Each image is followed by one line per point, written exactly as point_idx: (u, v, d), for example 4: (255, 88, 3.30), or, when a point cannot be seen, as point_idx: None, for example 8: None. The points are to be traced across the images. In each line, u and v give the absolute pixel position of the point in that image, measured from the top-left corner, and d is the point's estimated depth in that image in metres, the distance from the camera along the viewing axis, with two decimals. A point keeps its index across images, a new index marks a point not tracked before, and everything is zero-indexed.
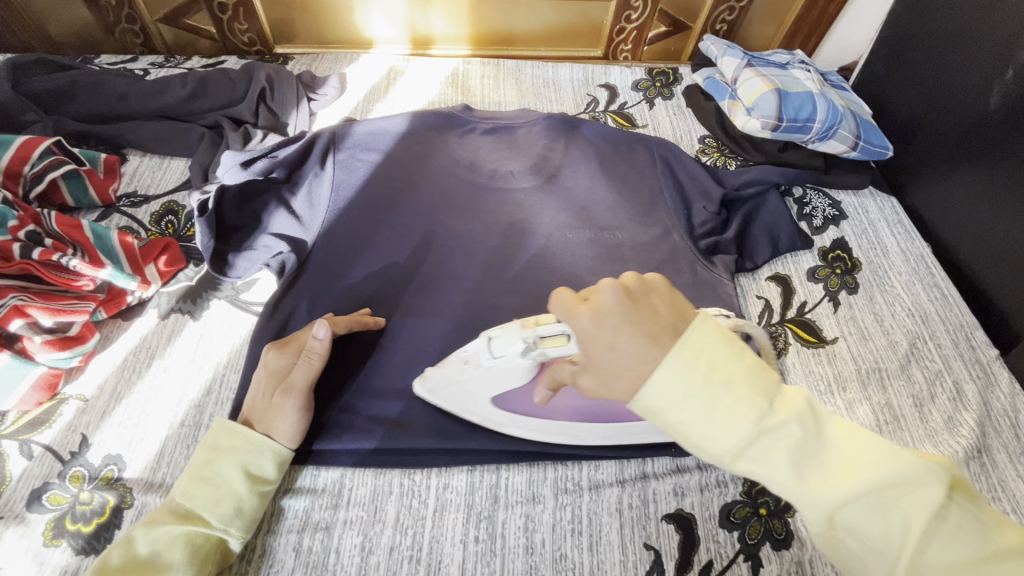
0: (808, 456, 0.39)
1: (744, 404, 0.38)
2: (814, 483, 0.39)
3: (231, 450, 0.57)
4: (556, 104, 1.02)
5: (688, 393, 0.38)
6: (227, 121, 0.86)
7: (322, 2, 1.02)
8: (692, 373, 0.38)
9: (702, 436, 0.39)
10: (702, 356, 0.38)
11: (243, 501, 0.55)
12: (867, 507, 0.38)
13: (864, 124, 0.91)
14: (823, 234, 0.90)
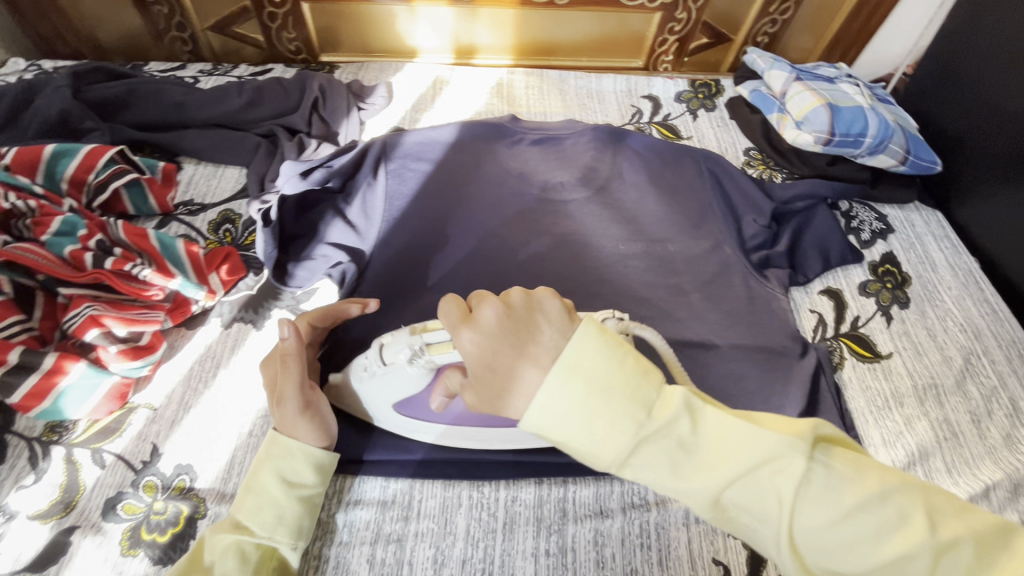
0: (681, 450, 0.38)
1: (620, 411, 0.36)
2: (692, 477, 0.38)
3: (266, 458, 0.56)
4: (601, 115, 1.03)
5: (569, 410, 0.36)
6: (282, 130, 0.87)
7: (370, 13, 1.02)
8: (573, 386, 0.36)
9: (588, 453, 0.37)
10: (581, 372, 0.37)
11: (284, 508, 0.54)
12: (754, 485, 0.37)
13: (913, 138, 0.92)
14: (872, 248, 0.90)
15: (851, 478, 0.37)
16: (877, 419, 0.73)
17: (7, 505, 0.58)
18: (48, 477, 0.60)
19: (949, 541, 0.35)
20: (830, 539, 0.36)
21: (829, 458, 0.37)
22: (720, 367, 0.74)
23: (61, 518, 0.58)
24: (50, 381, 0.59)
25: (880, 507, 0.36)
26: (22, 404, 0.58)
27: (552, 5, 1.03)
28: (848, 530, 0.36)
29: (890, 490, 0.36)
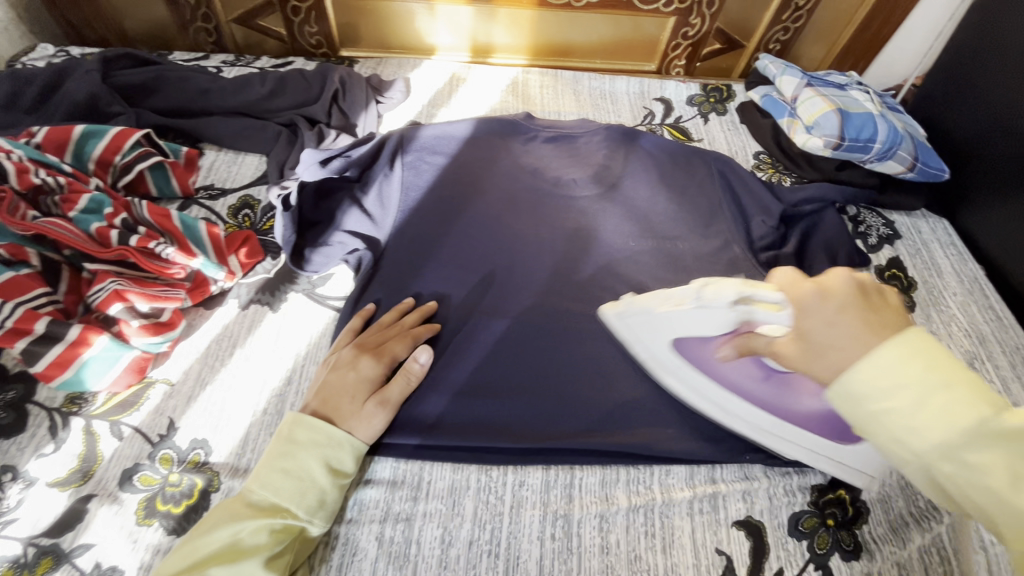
0: (954, 453, 0.39)
1: (964, 403, 0.39)
2: (998, 485, 0.38)
3: (310, 444, 0.58)
4: (614, 115, 1.05)
5: (902, 381, 0.40)
6: (302, 120, 0.89)
7: (390, 10, 1.05)
8: (909, 363, 0.40)
9: (905, 429, 0.40)
10: (915, 358, 0.40)
11: (326, 493, 0.58)
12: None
13: (922, 146, 0.93)
14: (878, 252, 0.91)
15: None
16: None
17: (26, 472, 0.60)
18: (67, 447, 0.62)
19: None
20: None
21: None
22: None
23: (79, 487, 0.59)
24: (74, 352, 0.60)
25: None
26: (46, 373, 0.60)
27: (569, 6, 1.05)
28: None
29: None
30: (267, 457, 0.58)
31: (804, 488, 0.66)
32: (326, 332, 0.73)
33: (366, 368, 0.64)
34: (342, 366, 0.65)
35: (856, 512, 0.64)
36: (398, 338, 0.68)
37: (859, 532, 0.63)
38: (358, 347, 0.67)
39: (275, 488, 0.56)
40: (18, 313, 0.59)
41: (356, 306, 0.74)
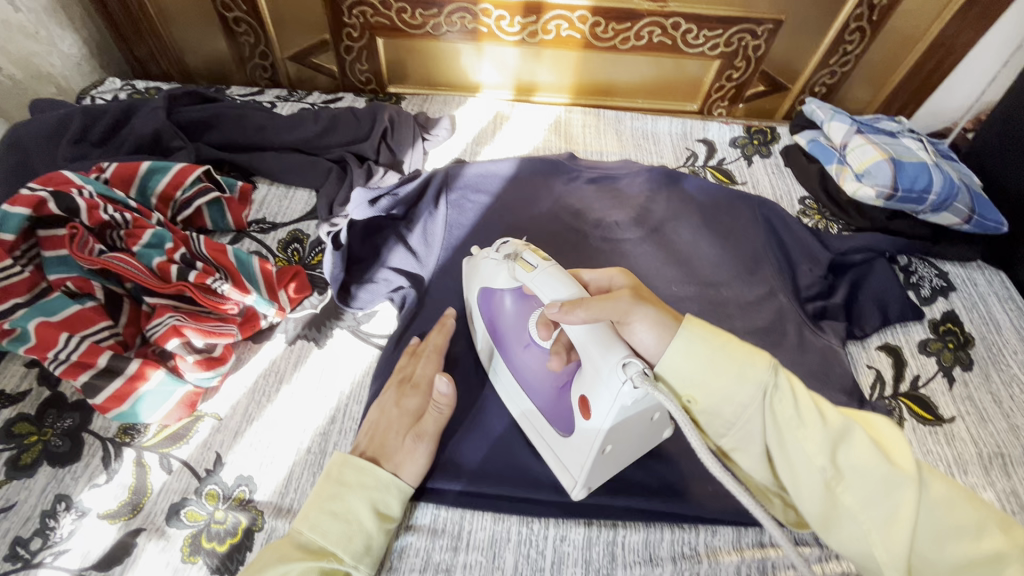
0: (795, 417, 0.46)
1: (739, 374, 0.47)
2: (797, 441, 0.45)
3: (360, 486, 0.57)
4: (656, 156, 1.05)
5: (705, 353, 0.48)
6: (352, 157, 0.91)
7: (438, 49, 1.07)
8: (710, 353, 0.48)
9: (720, 393, 0.47)
10: (713, 335, 0.49)
11: (373, 539, 0.55)
12: (862, 472, 0.44)
13: (978, 197, 0.90)
14: (932, 305, 0.88)
15: (953, 505, 0.44)
16: None
17: (79, 502, 0.61)
18: (118, 478, 0.63)
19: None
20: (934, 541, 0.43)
21: (937, 481, 0.44)
22: None
23: (128, 520, 0.60)
24: (132, 386, 0.62)
25: (986, 535, 0.42)
26: (103, 405, 0.61)
27: (614, 49, 1.06)
28: (951, 540, 0.43)
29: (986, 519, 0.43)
30: (313, 497, 0.56)
31: None
32: (369, 370, 0.73)
33: (410, 403, 0.64)
34: (387, 405, 0.65)
35: None
36: (427, 360, 0.69)
37: None
38: (399, 382, 0.67)
39: (325, 530, 0.54)
40: (82, 347, 0.62)
41: (395, 343, 0.74)
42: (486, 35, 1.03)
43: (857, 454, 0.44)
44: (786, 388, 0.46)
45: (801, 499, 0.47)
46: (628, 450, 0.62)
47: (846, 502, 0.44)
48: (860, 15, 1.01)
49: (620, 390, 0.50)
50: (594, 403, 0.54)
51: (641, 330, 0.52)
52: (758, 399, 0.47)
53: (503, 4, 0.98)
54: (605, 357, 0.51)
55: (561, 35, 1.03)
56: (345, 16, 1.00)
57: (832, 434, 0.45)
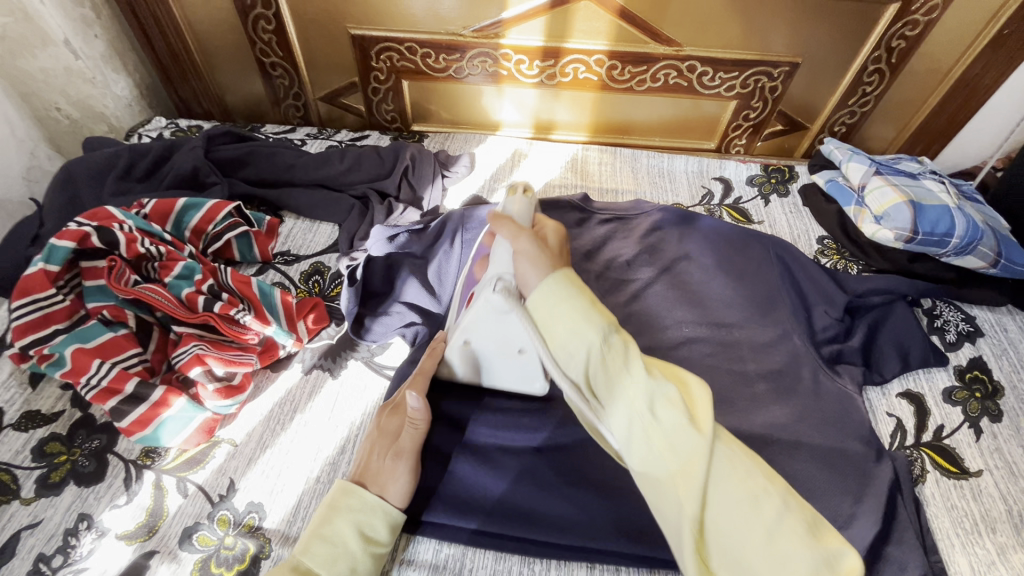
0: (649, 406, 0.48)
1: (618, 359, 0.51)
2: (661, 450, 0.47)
3: (345, 509, 0.58)
4: (671, 195, 1.06)
5: (570, 319, 0.53)
6: (374, 193, 0.95)
7: (461, 90, 1.11)
8: (573, 312, 0.53)
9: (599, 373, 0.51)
10: (585, 297, 0.55)
11: (358, 562, 0.56)
12: (681, 435, 0.47)
13: (1004, 241, 0.88)
14: (957, 351, 0.85)
15: (740, 472, 0.47)
16: (965, 545, 0.66)
17: (100, 522, 0.64)
18: (137, 500, 0.66)
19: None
20: (729, 519, 0.44)
21: (731, 453, 0.47)
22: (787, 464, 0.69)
23: (143, 542, 0.62)
24: (155, 411, 0.65)
25: (780, 518, 0.44)
26: (128, 429, 0.64)
27: (630, 90, 1.09)
28: (739, 513, 0.44)
29: (782, 495, 0.45)
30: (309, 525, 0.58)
31: None
32: (379, 402, 0.75)
33: (384, 422, 0.66)
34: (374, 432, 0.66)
35: None
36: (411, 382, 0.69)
37: None
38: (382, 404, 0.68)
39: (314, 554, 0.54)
40: (112, 373, 0.65)
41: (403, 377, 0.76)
42: (505, 78, 1.08)
43: (677, 413, 0.47)
44: (620, 345, 0.51)
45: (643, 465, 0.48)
46: (507, 376, 0.70)
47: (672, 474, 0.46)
48: (878, 57, 1.02)
49: (487, 289, 0.61)
50: (476, 299, 0.63)
51: (520, 256, 0.60)
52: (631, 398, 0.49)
53: (522, 49, 1.02)
54: (498, 267, 0.62)
55: (579, 78, 1.07)
56: (374, 61, 1.06)
57: (669, 414, 0.48)
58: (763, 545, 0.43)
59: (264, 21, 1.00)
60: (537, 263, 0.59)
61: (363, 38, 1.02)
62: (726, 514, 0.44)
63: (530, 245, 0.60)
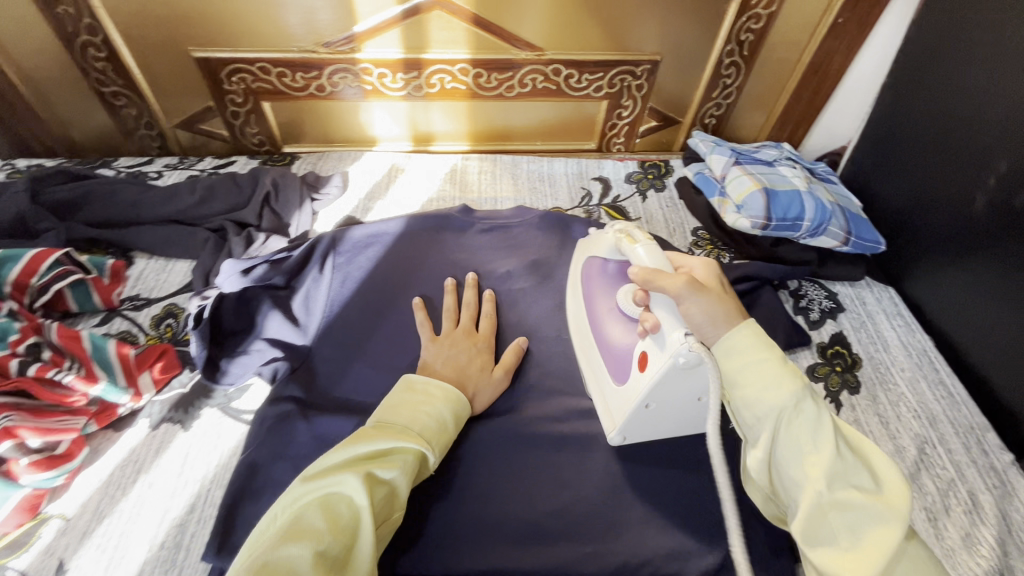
0: (837, 476, 0.47)
1: (813, 423, 0.48)
2: (834, 525, 0.46)
3: (445, 396, 0.63)
4: (550, 199, 1.06)
5: (759, 360, 0.51)
6: (232, 225, 0.90)
7: (330, 107, 1.07)
8: (761, 351, 0.51)
9: (787, 431, 0.49)
10: (765, 354, 0.51)
11: (446, 426, 0.62)
12: (864, 523, 0.45)
13: (853, 219, 0.92)
14: (820, 328, 0.89)
15: (921, 569, 0.45)
16: None
17: None
18: None
19: None
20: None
21: (914, 549, 0.45)
22: (656, 464, 0.70)
23: None
24: None
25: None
26: None
27: (501, 97, 1.08)
28: None
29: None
30: (398, 396, 0.63)
31: None
32: (236, 450, 0.71)
33: (481, 345, 0.77)
34: (461, 346, 0.76)
35: None
36: (482, 319, 0.81)
37: None
38: (467, 332, 0.78)
39: (420, 425, 0.60)
40: None
41: (258, 421, 0.72)
42: (371, 92, 1.04)
43: (857, 496, 0.46)
44: (816, 412, 0.48)
45: (805, 537, 0.47)
46: (673, 424, 0.66)
47: (852, 549, 0.45)
48: (731, 51, 1.06)
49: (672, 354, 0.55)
50: (652, 363, 0.59)
51: (695, 311, 0.55)
52: (819, 466, 0.47)
53: (382, 62, 0.99)
54: (670, 326, 0.57)
55: (446, 88, 1.05)
56: (226, 83, 1.00)
57: (850, 500, 0.46)
58: None
59: (93, 49, 0.94)
60: (719, 315, 0.54)
61: (208, 61, 0.96)
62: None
63: (705, 292, 0.55)
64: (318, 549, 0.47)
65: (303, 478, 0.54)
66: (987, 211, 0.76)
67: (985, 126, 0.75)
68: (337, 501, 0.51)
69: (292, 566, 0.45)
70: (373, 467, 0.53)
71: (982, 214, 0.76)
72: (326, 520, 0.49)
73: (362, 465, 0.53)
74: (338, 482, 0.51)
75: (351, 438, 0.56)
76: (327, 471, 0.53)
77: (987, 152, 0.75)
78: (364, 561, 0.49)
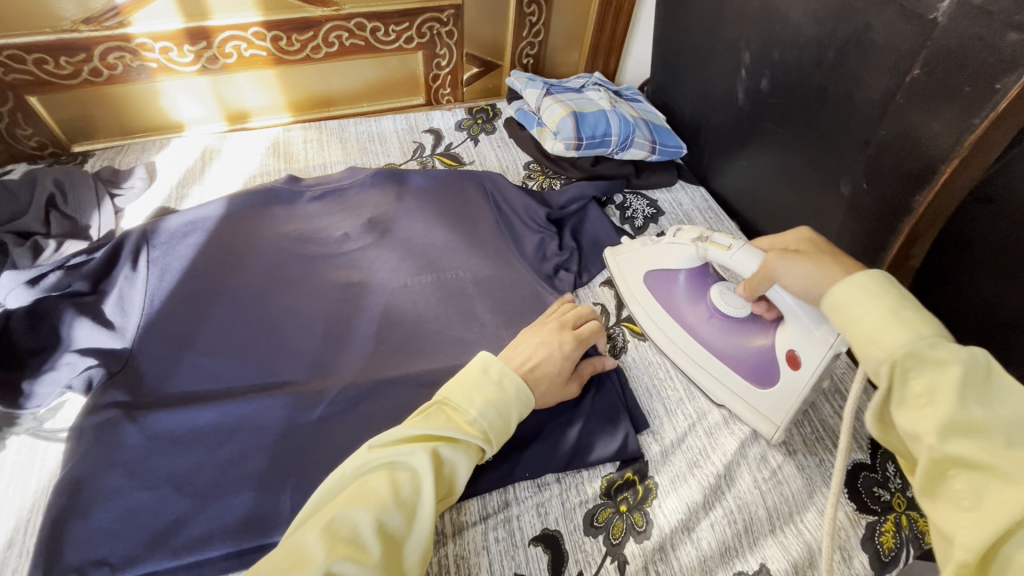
0: (968, 425, 0.39)
1: (940, 372, 0.40)
2: (955, 479, 0.38)
3: (518, 396, 0.61)
4: (383, 156, 1.05)
5: (867, 303, 0.46)
6: (10, 236, 0.79)
7: (115, 95, 0.97)
8: (879, 293, 0.45)
9: (891, 374, 0.42)
10: (877, 301, 0.45)
11: (511, 420, 0.60)
12: (991, 489, 0.37)
13: (656, 129, 1.02)
14: (644, 233, 0.96)
15: None
16: (658, 392, 0.79)
17: None
18: None
19: None
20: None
21: None
22: None
23: None
24: None
25: None
26: None
27: (309, 59, 1.03)
28: None
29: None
30: (463, 374, 0.61)
31: (594, 482, 0.69)
32: (57, 472, 0.64)
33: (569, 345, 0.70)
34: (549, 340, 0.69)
35: (646, 489, 0.69)
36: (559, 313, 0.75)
37: (648, 511, 0.67)
38: (561, 325, 0.72)
39: (492, 417, 0.58)
40: None
41: (75, 437, 0.65)
42: (159, 70, 0.95)
43: (993, 455, 0.37)
44: (948, 349, 0.41)
45: (932, 507, 0.40)
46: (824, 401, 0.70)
47: (974, 509, 0.37)
48: None
49: (824, 339, 0.62)
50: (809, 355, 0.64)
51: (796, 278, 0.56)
52: (942, 412, 0.39)
53: (161, 35, 0.91)
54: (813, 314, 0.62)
55: (245, 56, 0.99)
56: None
57: (979, 456, 0.37)
58: None
59: None
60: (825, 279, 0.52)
61: None
62: None
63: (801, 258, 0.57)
64: (380, 519, 0.48)
65: (369, 447, 0.54)
66: (746, 100, 0.85)
67: (729, 26, 0.84)
68: (402, 473, 0.52)
69: (355, 528, 0.47)
70: (441, 445, 0.54)
71: (744, 103, 0.86)
72: (390, 490, 0.50)
73: (431, 443, 0.54)
74: (405, 452, 0.53)
75: (422, 415, 0.57)
76: (390, 445, 0.53)
77: (735, 48, 0.84)
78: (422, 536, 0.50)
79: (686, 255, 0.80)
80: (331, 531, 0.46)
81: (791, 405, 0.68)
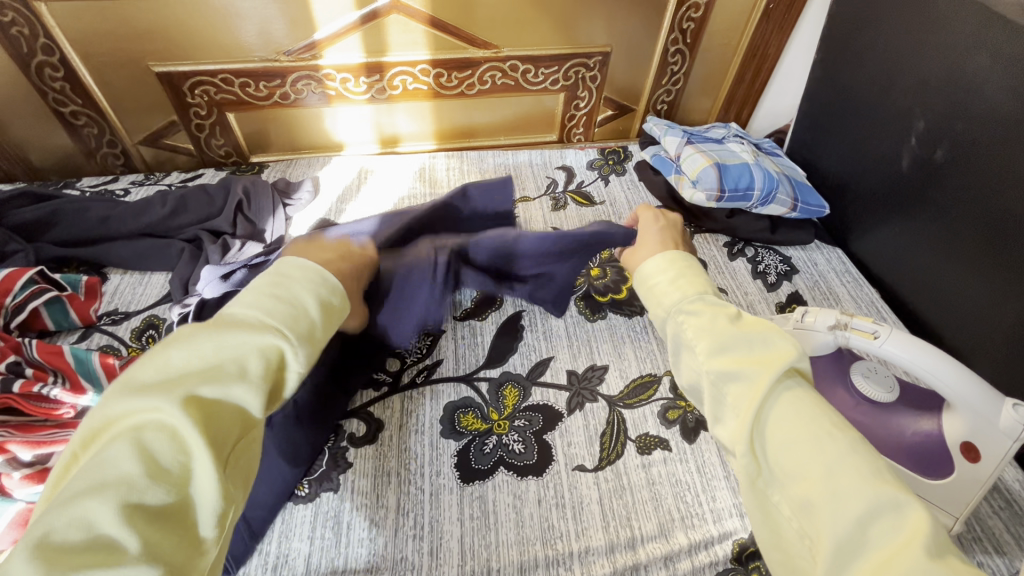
0: (725, 346, 0.51)
1: (708, 326, 0.54)
2: (719, 383, 0.50)
3: (306, 281, 0.52)
4: (518, 189, 1.10)
5: (667, 265, 0.62)
6: (206, 234, 0.91)
7: (293, 115, 1.08)
8: (673, 258, 0.63)
9: (673, 321, 0.57)
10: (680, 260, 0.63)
11: (305, 313, 0.50)
12: (736, 392, 0.49)
13: (798, 187, 1.00)
14: (778, 289, 0.93)
15: (804, 418, 0.46)
16: None
17: None
18: None
19: (934, 554, 0.36)
20: (792, 461, 0.44)
21: (798, 400, 0.47)
22: (639, 426, 0.76)
23: None
24: None
25: (845, 462, 0.42)
26: None
27: (462, 95, 1.12)
28: (805, 460, 0.44)
29: (851, 441, 0.44)
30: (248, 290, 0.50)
31: (724, 542, 0.66)
32: None
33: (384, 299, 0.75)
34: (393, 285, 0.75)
35: None
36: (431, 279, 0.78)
37: None
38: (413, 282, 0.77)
39: (271, 310, 0.48)
40: None
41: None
42: (334, 97, 1.07)
43: (740, 364, 0.50)
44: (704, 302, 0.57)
45: (721, 422, 0.50)
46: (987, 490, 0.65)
47: (733, 407, 0.48)
48: (675, 39, 1.12)
49: (1006, 430, 0.58)
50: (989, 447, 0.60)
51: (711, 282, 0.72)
52: (703, 348, 0.52)
53: (344, 67, 1.02)
54: (985, 404, 0.60)
55: (409, 89, 1.08)
56: (189, 96, 1.01)
57: (732, 365, 0.50)
58: (821, 486, 0.42)
59: (49, 69, 0.93)
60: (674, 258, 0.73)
61: (169, 75, 0.97)
62: (786, 466, 0.45)
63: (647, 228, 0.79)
64: (131, 499, 0.36)
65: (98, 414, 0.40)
66: (912, 166, 0.83)
67: (901, 91, 0.83)
68: (152, 434, 0.39)
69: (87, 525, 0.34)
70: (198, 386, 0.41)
71: (909, 169, 0.83)
72: (140, 459, 0.37)
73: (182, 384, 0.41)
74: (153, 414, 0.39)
75: (169, 349, 0.44)
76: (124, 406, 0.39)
77: (907, 115, 0.82)
78: (206, 493, 0.39)
79: (820, 344, 0.72)
80: (50, 543, 0.34)
81: (972, 499, 0.62)
